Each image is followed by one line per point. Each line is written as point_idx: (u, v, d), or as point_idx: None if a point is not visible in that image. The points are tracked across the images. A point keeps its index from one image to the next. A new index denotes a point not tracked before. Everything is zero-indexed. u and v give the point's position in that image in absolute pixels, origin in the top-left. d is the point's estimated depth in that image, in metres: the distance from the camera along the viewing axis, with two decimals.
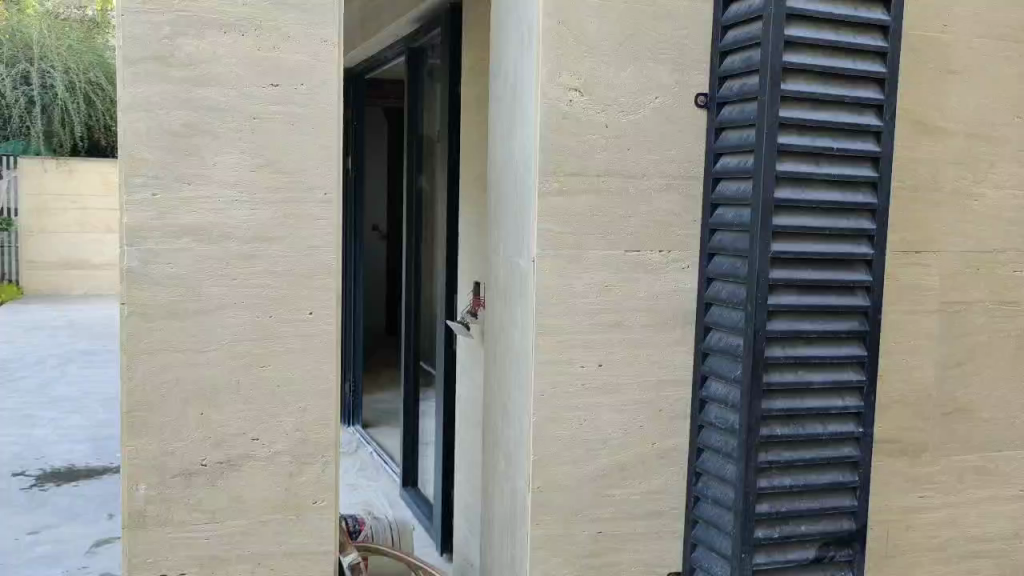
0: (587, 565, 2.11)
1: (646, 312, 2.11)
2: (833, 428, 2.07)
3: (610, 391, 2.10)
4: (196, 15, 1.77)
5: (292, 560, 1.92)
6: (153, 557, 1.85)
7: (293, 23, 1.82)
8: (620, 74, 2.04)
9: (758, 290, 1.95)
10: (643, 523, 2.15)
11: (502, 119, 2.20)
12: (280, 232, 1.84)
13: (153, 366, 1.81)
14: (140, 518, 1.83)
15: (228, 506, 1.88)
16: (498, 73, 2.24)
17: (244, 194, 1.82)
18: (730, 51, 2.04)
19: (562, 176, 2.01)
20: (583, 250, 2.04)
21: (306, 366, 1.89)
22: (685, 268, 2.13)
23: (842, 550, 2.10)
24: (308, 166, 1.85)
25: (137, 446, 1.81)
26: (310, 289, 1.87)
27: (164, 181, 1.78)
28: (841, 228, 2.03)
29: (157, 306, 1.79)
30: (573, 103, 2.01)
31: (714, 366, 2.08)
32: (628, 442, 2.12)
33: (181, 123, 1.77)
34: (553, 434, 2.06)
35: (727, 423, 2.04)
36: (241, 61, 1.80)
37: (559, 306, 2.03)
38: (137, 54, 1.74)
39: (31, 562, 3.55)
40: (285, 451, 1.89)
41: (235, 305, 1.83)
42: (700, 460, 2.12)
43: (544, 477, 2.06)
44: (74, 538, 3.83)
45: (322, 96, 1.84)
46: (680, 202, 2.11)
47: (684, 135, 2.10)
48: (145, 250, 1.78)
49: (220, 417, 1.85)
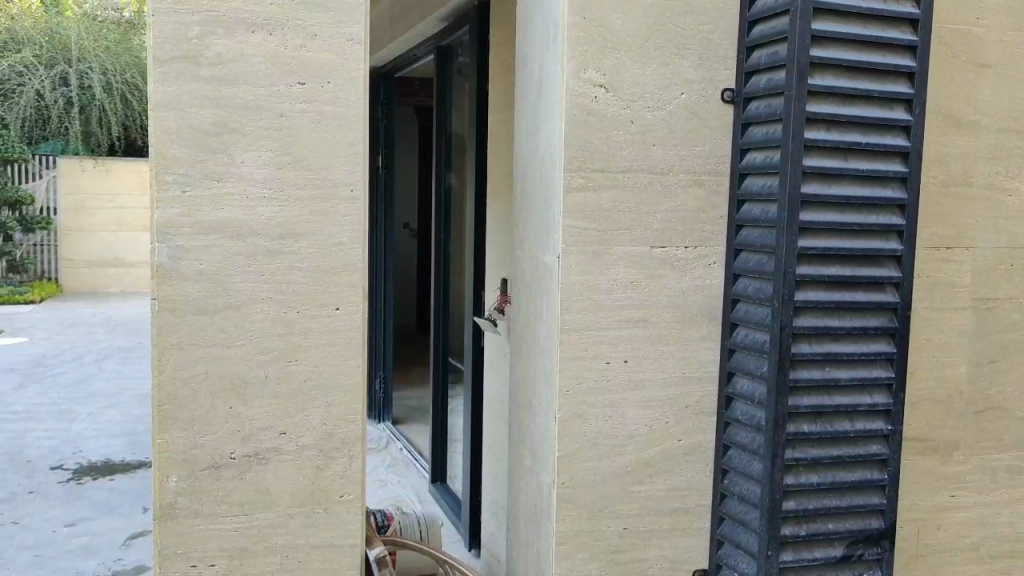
0: (611, 561, 2.12)
1: (671, 308, 2.10)
2: (861, 425, 2.06)
3: (636, 388, 2.10)
4: (224, 14, 1.79)
5: (320, 552, 1.95)
6: (184, 549, 1.88)
7: (320, 22, 1.84)
8: (646, 70, 2.04)
9: (784, 287, 1.95)
10: (668, 520, 2.15)
11: (528, 115, 2.20)
12: (308, 228, 1.87)
13: (183, 360, 1.83)
14: (170, 510, 1.87)
15: (256, 500, 1.90)
16: (524, 70, 2.24)
17: (272, 191, 1.84)
18: (757, 46, 2.04)
19: (586, 172, 2.01)
20: (609, 246, 2.04)
21: (333, 361, 1.91)
22: (711, 265, 2.12)
23: (871, 548, 2.09)
24: (336, 164, 1.87)
25: (168, 440, 1.85)
26: (337, 285, 1.90)
27: (193, 178, 1.80)
28: (869, 224, 2.01)
29: (186, 301, 1.82)
30: (598, 99, 2.01)
31: (741, 363, 2.08)
32: (653, 439, 2.12)
33: (210, 122, 1.80)
34: (579, 430, 2.06)
35: (754, 420, 2.04)
36: (269, 60, 1.82)
37: (584, 302, 2.04)
38: (167, 54, 1.77)
39: (68, 554, 3.61)
40: (312, 445, 1.92)
41: (263, 301, 1.86)
42: (727, 457, 2.11)
43: (570, 474, 2.06)
44: (110, 531, 3.90)
45: (347, 93, 1.87)
46: (706, 198, 2.10)
47: (710, 130, 2.09)
48: (175, 246, 1.80)
49: (248, 411, 1.88)
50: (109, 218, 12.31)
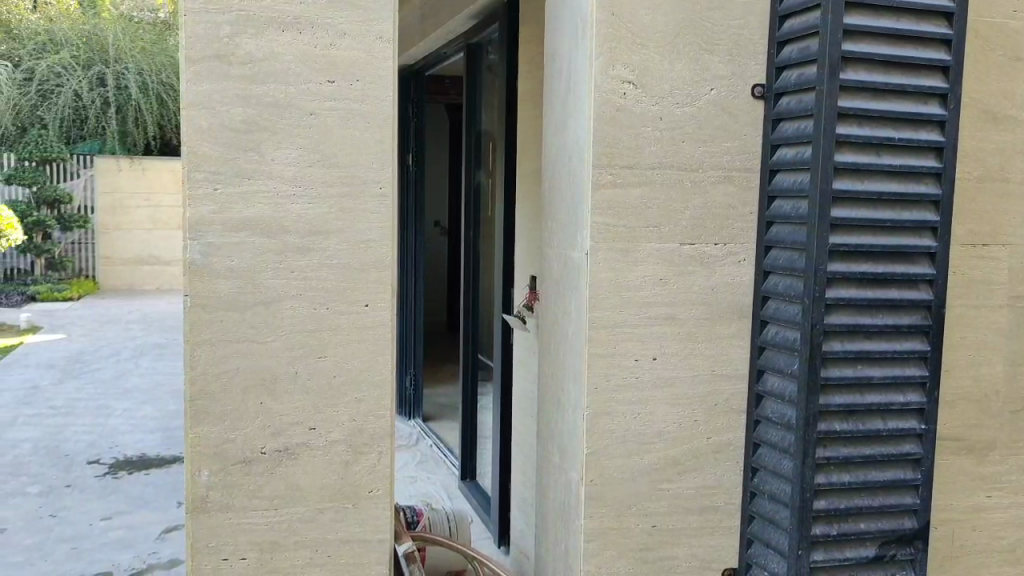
0: (640, 559, 2.11)
1: (701, 305, 2.09)
2: (894, 424, 2.04)
3: (665, 385, 2.09)
4: (255, 14, 1.81)
5: (349, 547, 1.97)
6: (215, 542, 1.91)
7: (350, 21, 1.86)
8: (675, 66, 2.03)
9: (815, 284, 1.93)
10: (697, 518, 2.14)
11: (557, 112, 2.20)
12: (336, 225, 1.88)
13: (215, 356, 1.85)
14: (202, 503, 1.89)
15: (287, 494, 1.92)
16: (553, 66, 2.24)
17: (301, 188, 1.86)
18: (788, 41, 2.02)
19: (614, 168, 2.00)
20: (637, 243, 2.04)
21: (363, 358, 1.92)
22: (741, 261, 2.11)
23: (904, 548, 2.07)
24: (365, 162, 1.88)
25: (200, 434, 1.87)
26: (366, 281, 1.91)
27: (223, 176, 1.82)
28: (903, 221, 1.99)
29: (218, 298, 1.84)
30: (627, 95, 2.00)
31: (771, 361, 2.06)
32: (683, 437, 2.11)
33: (241, 120, 1.82)
34: (607, 427, 2.06)
35: (785, 418, 2.02)
36: (299, 59, 1.83)
37: (612, 298, 2.03)
38: (199, 53, 1.78)
39: (105, 547, 3.67)
40: (342, 441, 1.93)
41: (294, 298, 1.88)
42: (757, 456, 2.10)
43: (598, 471, 2.06)
44: (145, 524, 3.95)
45: (376, 91, 1.88)
46: (736, 194, 2.09)
47: (741, 127, 2.07)
48: (206, 243, 1.82)
49: (279, 406, 1.90)
50: (145, 217, 12.49)
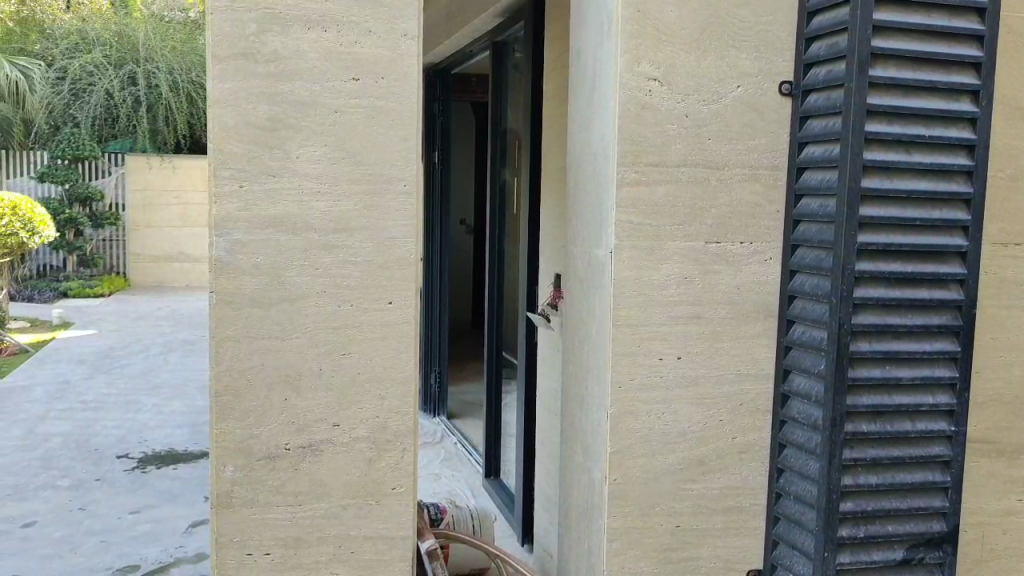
0: (664, 559, 2.10)
1: (726, 304, 2.08)
2: (923, 426, 2.01)
3: (689, 384, 2.07)
4: (280, 12, 1.81)
5: (372, 544, 1.97)
6: (240, 537, 1.92)
7: (375, 18, 1.86)
8: (702, 63, 2.01)
9: (843, 284, 1.91)
10: (722, 518, 2.12)
11: (581, 110, 2.19)
12: (360, 223, 1.89)
13: (240, 353, 1.87)
14: (227, 497, 1.90)
15: (310, 490, 1.93)
16: (578, 63, 2.23)
17: (325, 186, 1.86)
18: (816, 37, 2.00)
19: (640, 167, 1.99)
20: (662, 241, 2.02)
21: (386, 355, 1.93)
22: (767, 260, 2.09)
23: (933, 552, 2.05)
24: (389, 159, 1.89)
25: (225, 431, 1.88)
26: (390, 279, 1.91)
27: (249, 174, 1.83)
28: (933, 219, 1.96)
29: (243, 294, 1.85)
30: (652, 93, 1.98)
31: (798, 360, 2.04)
32: (707, 437, 2.09)
33: (267, 118, 1.83)
34: (631, 427, 2.05)
35: (811, 419, 2.00)
36: (324, 57, 1.84)
37: (637, 297, 2.02)
38: (226, 51, 1.80)
39: (132, 541, 3.71)
40: (365, 437, 1.94)
41: (318, 294, 1.88)
42: (782, 456, 2.08)
43: (622, 470, 2.05)
44: (172, 519, 3.99)
45: (400, 89, 1.88)
46: (763, 192, 2.07)
47: (768, 124, 2.05)
48: (232, 240, 1.84)
49: (303, 403, 1.91)
50: (175, 214, 12.61)
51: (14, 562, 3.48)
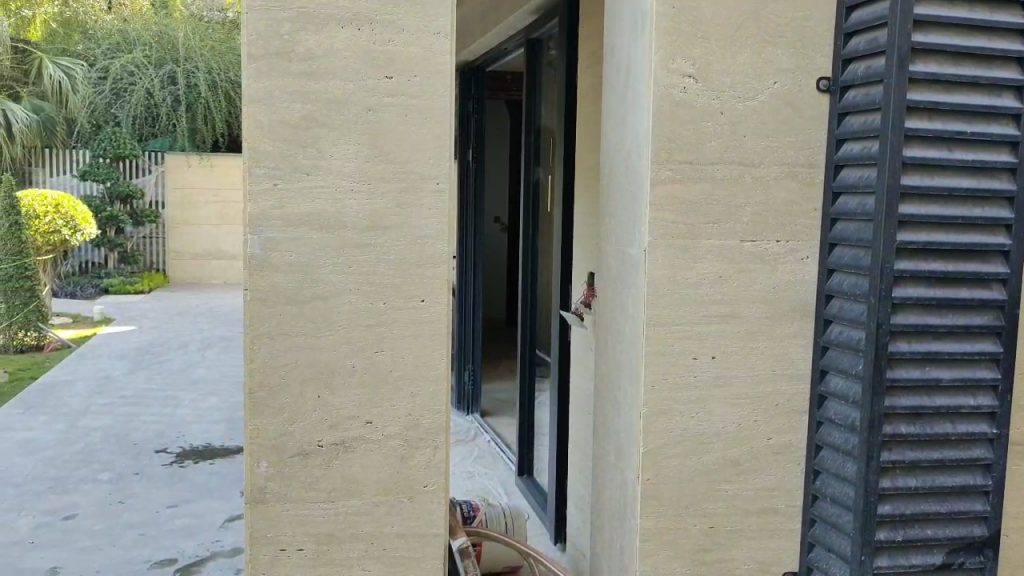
0: (697, 560, 2.08)
1: (762, 303, 2.05)
2: (964, 428, 1.98)
3: (723, 384, 2.05)
4: (313, 11, 1.82)
5: (404, 541, 1.98)
6: (273, 533, 1.94)
7: (408, 16, 1.86)
8: (738, 59, 1.99)
9: (881, 283, 1.88)
10: (757, 520, 2.10)
11: (616, 106, 2.18)
12: (393, 221, 1.89)
13: (274, 350, 1.88)
14: (261, 494, 1.92)
15: (342, 487, 1.94)
16: (612, 61, 2.21)
17: (359, 184, 1.87)
18: (855, 32, 1.97)
19: (673, 164, 1.97)
20: (696, 240, 2.00)
21: (418, 352, 1.93)
22: (804, 259, 2.06)
23: (973, 557, 2.01)
24: (422, 157, 1.89)
25: (258, 426, 1.89)
26: (422, 277, 1.91)
27: (284, 172, 1.84)
28: (975, 218, 1.92)
29: (277, 291, 1.86)
30: (687, 90, 1.97)
31: (835, 360, 2.01)
32: (742, 437, 2.07)
33: (300, 116, 1.84)
34: (664, 427, 2.03)
35: (848, 420, 1.97)
36: (357, 55, 1.85)
37: (671, 295, 2.00)
38: (261, 50, 1.81)
39: (170, 534, 3.76)
40: (397, 435, 1.94)
41: (351, 291, 1.89)
42: (819, 458, 2.06)
43: (655, 471, 2.03)
44: (209, 513, 4.04)
45: (432, 86, 1.88)
46: (799, 189, 2.04)
47: (805, 120, 2.02)
48: (267, 237, 1.85)
49: (336, 400, 1.91)
50: (214, 211, 12.76)
51: (54, 554, 3.54)
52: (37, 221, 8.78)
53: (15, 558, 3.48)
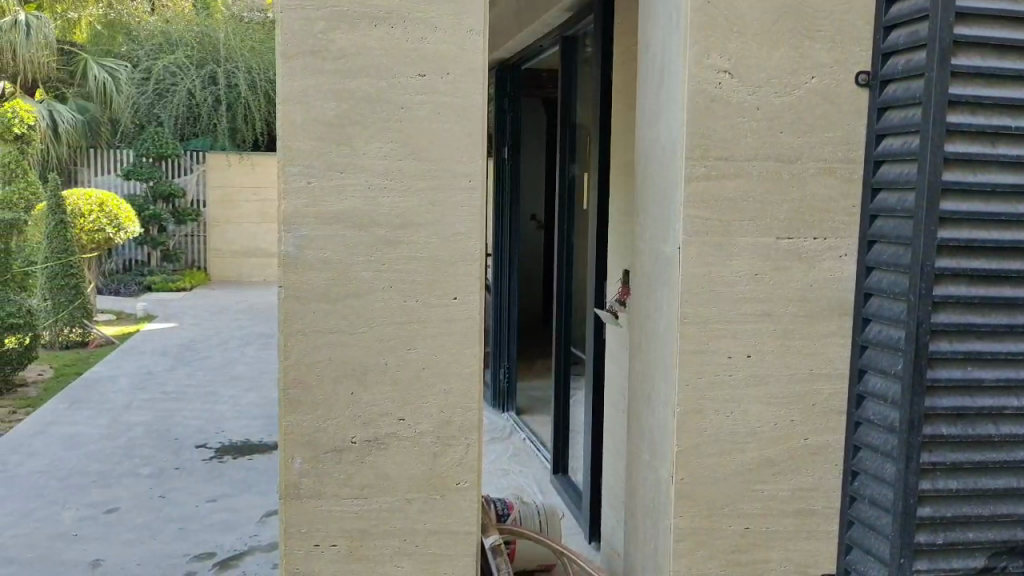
0: (732, 560, 2.06)
1: (799, 301, 2.02)
2: (1007, 430, 1.95)
3: (758, 383, 2.02)
4: (348, 10, 1.83)
5: (437, 537, 1.98)
6: (308, 528, 1.95)
7: (442, 14, 1.86)
8: (774, 54, 1.96)
9: (920, 283, 1.89)
10: (792, 521, 2.07)
11: (650, 103, 2.16)
12: (426, 219, 1.89)
13: (308, 347, 1.89)
14: (295, 489, 1.94)
15: (375, 484, 1.95)
16: (646, 56, 2.20)
17: (392, 181, 1.88)
18: (896, 25, 1.95)
19: (708, 160, 1.95)
20: (732, 237, 1.98)
21: (451, 349, 1.93)
22: (842, 256, 2.02)
23: (1017, 561, 1.97)
24: (454, 155, 1.89)
25: (291, 422, 1.91)
26: (455, 274, 1.91)
27: (318, 170, 1.86)
28: (1017, 215, 1.90)
29: (311, 289, 1.88)
30: (722, 85, 1.94)
31: (874, 360, 1.99)
32: (778, 437, 2.04)
33: (335, 114, 1.85)
34: (698, 426, 2.01)
35: (887, 420, 1.97)
36: (390, 53, 1.85)
37: (705, 293, 1.98)
38: (296, 49, 1.82)
39: (210, 528, 3.81)
40: (429, 432, 1.95)
41: (385, 289, 1.90)
42: (857, 459, 2.03)
43: (689, 470, 2.02)
44: (247, 507, 4.08)
45: (465, 83, 1.88)
46: (838, 186, 2.00)
47: (842, 116, 1.99)
48: (301, 235, 1.86)
49: (368, 397, 1.92)
50: (254, 210, 12.91)
51: (97, 546, 3.61)
52: (82, 219, 8.93)
53: (59, 549, 3.56)
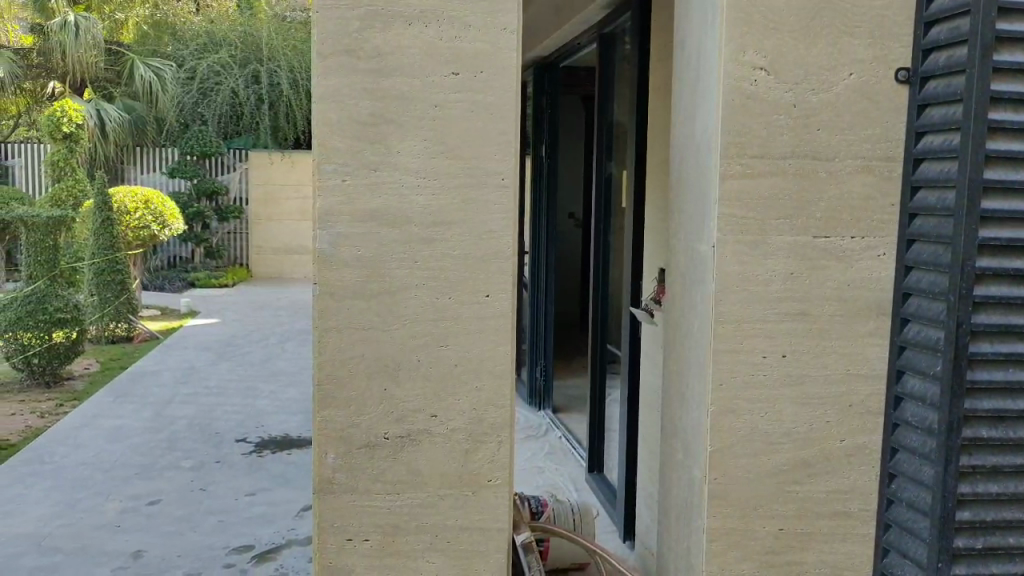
0: (766, 562, 2.04)
1: (836, 301, 1.99)
2: None
3: (793, 383, 2.00)
4: (384, 9, 1.85)
5: (468, 533, 1.99)
6: (341, 522, 1.98)
7: (476, 13, 1.87)
8: (811, 51, 1.94)
9: (961, 282, 1.88)
10: (827, 524, 2.04)
11: (685, 99, 2.15)
12: (459, 216, 1.90)
13: (343, 344, 1.91)
14: (329, 483, 1.96)
15: (407, 480, 1.96)
16: (682, 53, 2.19)
17: (425, 179, 1.89)
18: (936, 21, 1.91)
19: (743, 158, 1.93)
20: (768, 236, 1.96)
21: (483, 347, 1.94)
22: (881, 255, 1.99)
23: None
24: (489, 154, 1.90)
25: (326, 418, 1.94)
26: (488, 272, 1.92)
27: (352, 168, 1.87)
28: None
29: (344, 286, 1.90)
30: (758, 82, 1.93)
31: (913, 361, 1.97)
32: (813, 438, 2.02)
33: (368, 113, 1.86)
34: (731, 426, 2.00)
35: (926, 422, 1.95)
36: (424, 52, 1.86)
37: (739, 292, 1.96)
38: (332, 48, 1.84)
39: (249, 521, 3.87)
40: (461, 429, 1.96)
41: (418, 287, 1.91)
42: (895, 461, 2.01)
43: (722, 470, 2.00)
44: (286, 501, 4.14)
45: (498, 82, 1.89)
46: (876, 184, 1.98)
47: (881, 113, 1.96)
48: (335, 233, 1.88)
49: (401, 393, 1.94)
50: (295, 208, 13.05)
51: (140, 537, 3.68)
52: (128, 216, 9.10)
53: (103, 540, 3.64)
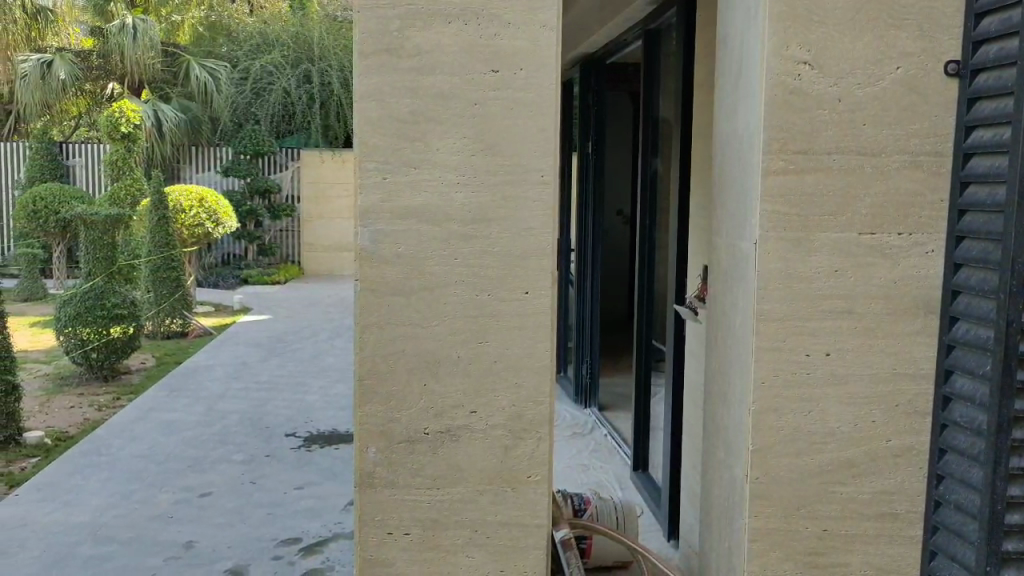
0: (809, 563, 2.02)
1: (882, 299, 1.96)
2: None
3: (838, 383, 1.98)
4: (423, 9, 1.86)
5: (507, 529, 2.00)
6: (382, 516, 2.00)
7: (515, 11, 1.88)
8: (857, 45, 1.91)
9: (1011, 280, 1.81)
10: (873, 524, 2.01)
11: (728, 96, 2.13)
12: (499, 213, 1.91)
13: (384, 340, 1.94)
14: (370, 477, 1.98)
15: (447, 475, 1.98)
16: (725, 50, 2.17)
17: (466, 176, 1.90)
18: (988, 12, 1.86)
19: (787, 153, 1.91)
20: (812, 234, 1.94)
21: (523, 343, 1.95)
22: (929, 252, 1.96)
23: None
24: (530, 151, 1.90)
25: (367, 413, 1.96)
26: (527, 268, 1.93)
27: (393, 166, 1.89)
28: None
29: (386, 283, 1.92)
30: (802, 77, 1.90)
31: (961, 361, 1.92)
32: (858, 438, 1.99)
33: (409, 111, 1.88)
34: (773, 424, 1.97)
35: (974, 422, 1.89)
36: (464, 51, 1.88)
37: (782, 290, 1.94)
38: (373, 47, 1.87)
39: (296, 514, 3.93)
40: (501, 425, 1.97)
41: (458, 283, 1.93)
42: (943, 462, 1.96)
43: (764, 469, 1.98)
44: (331, 495, 4.19)
45: (539, 79, 1.89)
46: (924, 180, 1.94)
47: (929, 107, 1.93)
48: (376, 230, 1.91)
49: (443, 389, 1.95)
50: (345, 206, 13.18)
51: (191, 528, 3.76)
52: (183, 214, 9.29)
53: (155, 530, 3.73)
